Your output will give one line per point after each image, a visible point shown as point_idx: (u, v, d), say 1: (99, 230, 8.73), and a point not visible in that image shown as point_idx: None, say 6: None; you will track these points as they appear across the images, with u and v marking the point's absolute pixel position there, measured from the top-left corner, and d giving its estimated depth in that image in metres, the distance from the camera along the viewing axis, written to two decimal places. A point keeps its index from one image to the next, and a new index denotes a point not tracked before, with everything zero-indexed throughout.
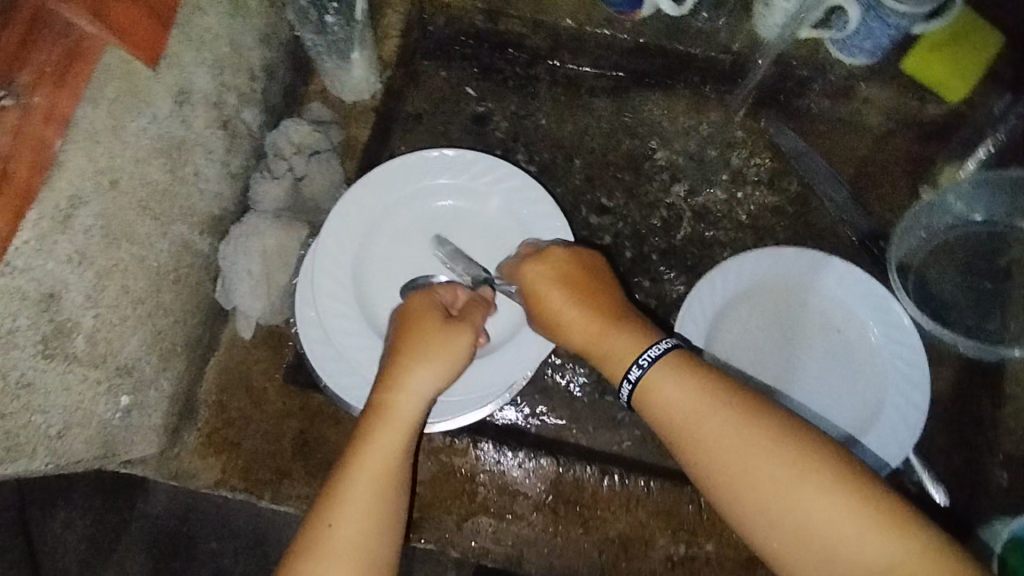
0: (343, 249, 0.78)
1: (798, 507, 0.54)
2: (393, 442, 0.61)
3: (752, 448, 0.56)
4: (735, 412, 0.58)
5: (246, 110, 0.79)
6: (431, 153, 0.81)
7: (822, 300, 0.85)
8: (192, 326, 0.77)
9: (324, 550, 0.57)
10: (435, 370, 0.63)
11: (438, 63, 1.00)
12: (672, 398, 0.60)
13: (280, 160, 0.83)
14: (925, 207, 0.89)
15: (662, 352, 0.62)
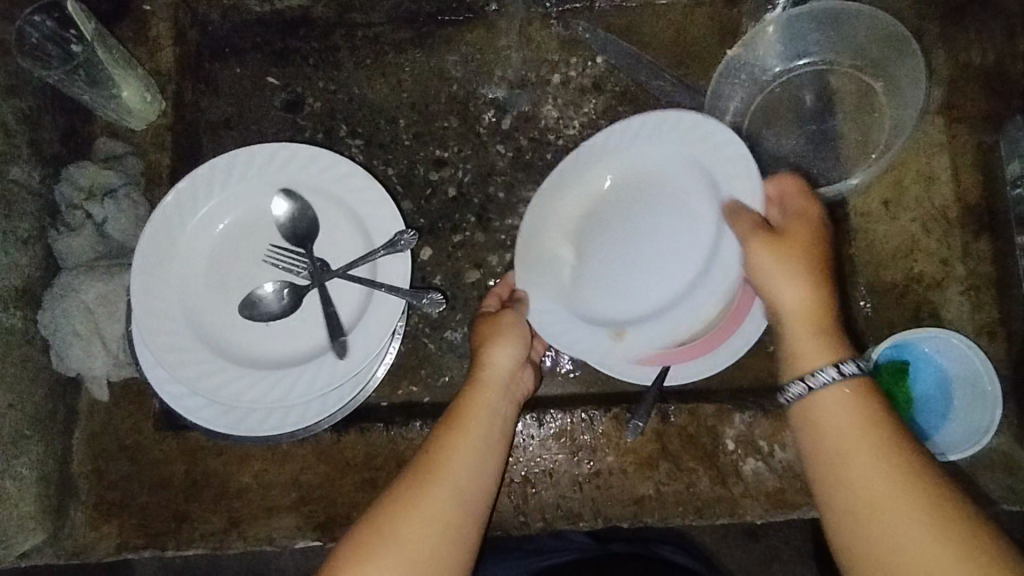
0: (165, 279, 0.74)
1: (887, 524, 0.52)
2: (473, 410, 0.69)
3: (899, 486, 0.52)
4: (890, 463, 0.53)
5: (16, 169, 0.74)
6: (222, 157, 0.76)
7: (661, 171, 0.74)
8: (37, 402, 0.75)
9: (424, 500, 0.62)
10: (508, 341, 0.72)
11: (229, 62, 0.94)
12: (858, 424, 0.56)
13: (75, 210, 0.78)
14: (735, 65, 0.85)
15: (837, 378, 0.58)
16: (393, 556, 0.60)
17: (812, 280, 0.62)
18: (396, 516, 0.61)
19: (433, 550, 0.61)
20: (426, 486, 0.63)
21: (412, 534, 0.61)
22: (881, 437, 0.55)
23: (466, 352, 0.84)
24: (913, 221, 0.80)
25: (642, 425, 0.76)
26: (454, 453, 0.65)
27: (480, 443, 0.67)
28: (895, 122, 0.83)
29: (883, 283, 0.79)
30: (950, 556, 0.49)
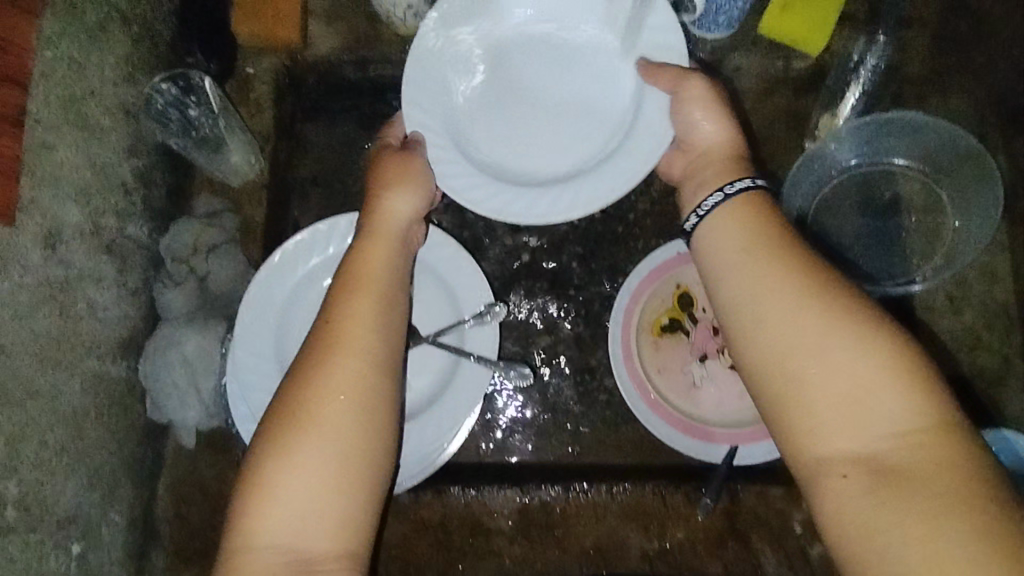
0: (262, 337, 0.78)
1: (791, 328, 0.53)
2: (366, 295, 0.62)
3: (791, 290, 0.54)
4: (789, 272, 0.55)
5: (129, 226, 0.77)
6: (320, 224, 0.80)
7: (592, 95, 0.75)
8: (132, 450, 0.77)
9: (328, 370, 0.58)
10: (406, 187, 0.70)
11: (316, 122, 0.97)
12: (741, 241, 0.58)
13: (180, 264, 0.82)
14: (807, 160, 0.89)
15: (747, 188, 0.61)
16: (314, 427, 0.56)
17: (728, 131, 0.68)
18: (311, 380, 0.58)
19: (342, 417, 0.57)
20: (323, 349, 0.59)
21: (334, 404, 0.57)
22: (766, 242, 0.57)
23: (538, 418, 0.87)
24: (977, 316, 0.84)
25: (714, 504, 0.79)
26: (339, 346, 0.59)
27: (380, 290, 0.63)
28: (962, 224, 0.85)
29: (946, 375, 0.83)
30: (836, 336, 0.51)
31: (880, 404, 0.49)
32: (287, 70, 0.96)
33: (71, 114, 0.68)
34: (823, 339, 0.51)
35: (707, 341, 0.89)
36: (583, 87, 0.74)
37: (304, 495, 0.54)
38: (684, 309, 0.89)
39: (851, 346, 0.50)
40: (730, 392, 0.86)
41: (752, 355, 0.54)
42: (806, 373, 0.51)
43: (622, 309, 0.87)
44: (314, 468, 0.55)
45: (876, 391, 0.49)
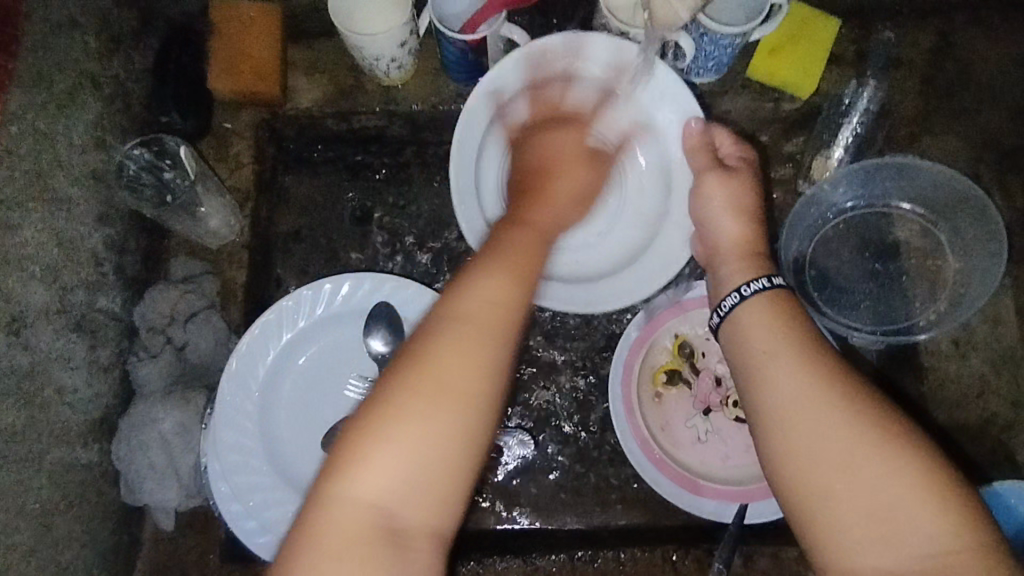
0: (245, 412, 0.74)
1: (815, 441, 0.50)
2: (489, 275, 0.54)
3: (817, 402, 0.51)
4: (815, 379, 0.52)
5: (103, 297, 0.73)
6: (305, 289, 0.76)
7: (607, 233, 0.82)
8: (107, 537, 0.72)
9: (438, 342, 0.49)
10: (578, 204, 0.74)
11: (299, 175, 0.94)
12: (767, 339, 0.56)
13: (156, 334, 0.78)
14: (804, 203, 0.88)
15: (762, 290, 0.61)
16: (454, 364, 0.48)
17: (751, 228, 0.69)
18: (446, 314, 0.51)
19: (489, 363, 0.49)
20: (474, 284, 0.53)
21: (453, 348, 0.49)
22: (793, 340, 0.55)
23: (537, 481, 0.83)
24: (984, 359, 0.82)
25: (726, 570, 0.76)
26: (435, 331, 0.50)
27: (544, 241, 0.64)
28: (962, 266, 0.84)
29: (956, 423, 0.81)
30: (853, 437, 0.49)
31: (909, 525, 0.46)
32: (266, 124, 0.92)
33: (36, 185, 0.65)
34: (850, 454, 0.49)
35: (709, 392, 0.86)
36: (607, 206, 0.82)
37: (398, 475, 0.46)
38: (686, 359, 0.87)
39: (865, 447, 0.49)
40: (735, 446, 0.84)
41: (779, 468, 0.52)
42: (825, 475, 0.49)
43: (623, 364, 0.84)
44: (449, 405, 0.47)
45: (904, 507, 0.47)
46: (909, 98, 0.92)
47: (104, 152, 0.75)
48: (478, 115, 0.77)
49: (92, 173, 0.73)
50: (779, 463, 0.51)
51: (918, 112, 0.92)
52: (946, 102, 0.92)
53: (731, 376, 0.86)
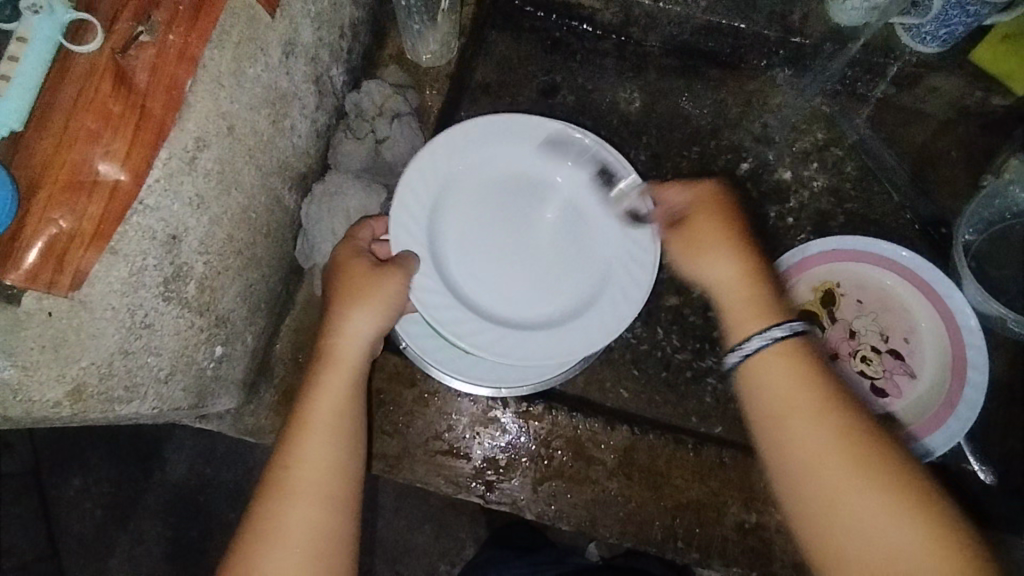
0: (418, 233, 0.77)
1: (839, 503, 0.56)
2: (310, 469, 0.62)
3: (820, 455, 0.57)
4: (835, 444, 0.57)
5: (335, 69, 0.79)
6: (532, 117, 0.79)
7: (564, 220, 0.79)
8: (277, 283, 0.78)
9: (277, 513, 0.60)
10: (369, 305, 0.68)
11: (506, 35, 1.01)
12: (789, 390, 0.60)
13: (362, 121, 0.83)
14: (989, 193, 0.91)
15: (781, 337, 0.62)
16: (291, 511, 0.60)
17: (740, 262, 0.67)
18: (277, 505, 0.61)
19: (312, 538, 0.60)
20: (301, 447, 0.63)
21: (301, 512, 0.61)
22: (803, 393, 0.60)
23: (648, 367, 0.89)
24: None
25: None
26: (281, 496, 0.61)
27: (353, 370, 0.68)
28: None
29: None
30: (884, 498, 0.55)
31: (907, 560, 0.53)
32: None
33: None
34: (874, 501, 0.55)
35: (840, 341, 0.88)
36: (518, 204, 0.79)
37: None
38: (823, 305, 0.89)
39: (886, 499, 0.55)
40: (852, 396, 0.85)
41: (808, 532, 0.57)
42: (856, 518, 0.55)
43: None
44: (298, 555, 0.59)
45: (924, 558, 0.53)
46: None
47: None
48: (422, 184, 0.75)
49: None
50: (809, 530, 0.57)
51: None
52: None
53: (867, 333, 0.88)
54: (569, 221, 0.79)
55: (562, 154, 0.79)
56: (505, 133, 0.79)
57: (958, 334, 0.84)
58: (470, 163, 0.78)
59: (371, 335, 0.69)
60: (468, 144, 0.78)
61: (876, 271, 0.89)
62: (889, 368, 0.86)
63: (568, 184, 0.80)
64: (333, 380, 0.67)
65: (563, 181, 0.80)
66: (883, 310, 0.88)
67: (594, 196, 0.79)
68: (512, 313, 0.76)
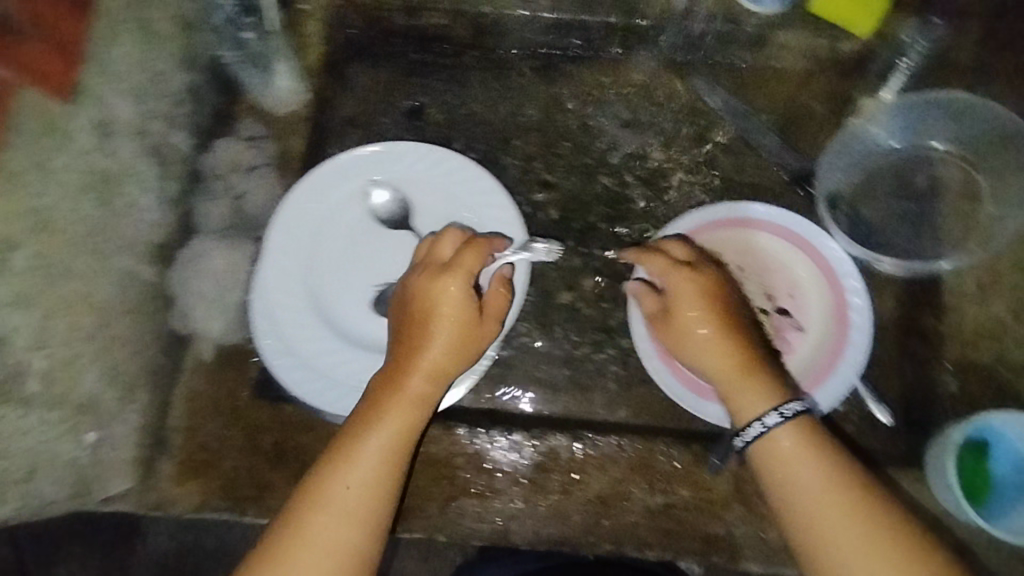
0: (291, 275, 0.77)
1: (838, 536, 0.65)
2: (360, 488, 0.65)
3: (829, 498, 0.67)
4: (825, 483, 0.67)
5: (177, 135, 0.79)
6: (375, 145, 0.81)
7: (428, 229, 0.80)
8: (154, 355, 0.79)
9: (304, 524, 0.64)
10: (448, 340, 0.70)
11: (365, 66, 0.99)
12: (780, 449, 0.70)
13: (218, 181, 0.84)
14: (845, 137, 0.93)
15: (793, 414, 0.71)
16: (326, 520, 0.64)
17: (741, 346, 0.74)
18: (315, 510, 0.64)
19: (344, 548, 0.64)
20: (347, 465, 0.66)
21: (339, 524, 0.64)
22: (822, 451, 0.69)
23: (548, 369, 0.88)
24: (1006, 306, 0.82)
25: (722, 465, 0.79)
26: (317, 505, 0.64)
27: (413, 406, 0.69)
28: (993, 221, 0.84)
29: (965, 362, 0.82)
30: (913, 547, 0.64)
31: None
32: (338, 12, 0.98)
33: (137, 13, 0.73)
34: (860, 542, 0.65)
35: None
36: (378, 225, 0.80)
37: None
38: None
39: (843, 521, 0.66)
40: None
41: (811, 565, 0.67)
42: (844, 553, 0.65)
43: None
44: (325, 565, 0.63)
45: None
46: (971, 45, 0.89)
47: None
48: (283, 233, 0.78)
49: (182, 16, 0.79)
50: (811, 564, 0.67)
51: (977, 63, 0.89)
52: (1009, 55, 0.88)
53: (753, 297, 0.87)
54: (433, 228, 0.80)
55: (409, 167, 0.81)
56: (351, 164, 0.80)
57: (835, 280, 0.86)
58: (324, 200, 0.79)
59: (449, 360, 0.70)
60: (320, 185, 0.80)
61: (752, 234, 0.89)
62: (779, 326, 0.86)
63: (419, 193, 0.81)
64: (397, 403, 0.68)
65: (417, 192, 0.81)
66: (766, 271, 0.88)
67: (452, 202, 0.81)
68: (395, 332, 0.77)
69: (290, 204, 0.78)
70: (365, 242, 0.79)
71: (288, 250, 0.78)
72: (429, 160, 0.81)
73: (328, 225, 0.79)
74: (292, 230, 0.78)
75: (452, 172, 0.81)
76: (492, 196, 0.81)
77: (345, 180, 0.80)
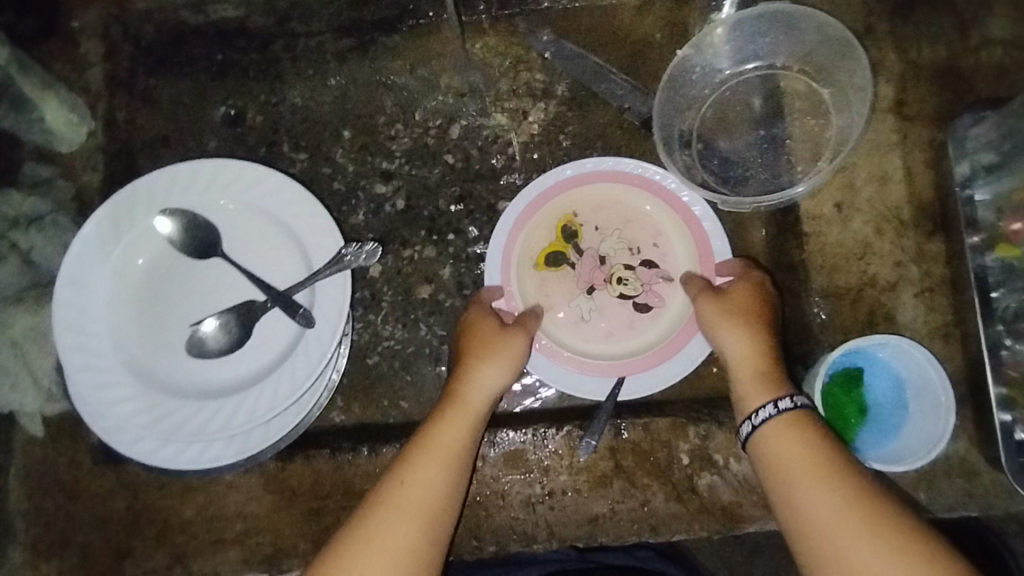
0: (96, 332, 0.70)
1: (833, 538, 0.57)
2: (403, 505, 0.65)
3: (826, 498, 0.59)
4: (837, 489, 0.59)
5: None
6: (160, 170, 0.72)
7: (241, 251, 0.73)
8: None
9: (368, 539, 0.63)
10: (496, 364, 0.73)
11: (166, 79, 0.89)
12: (809, 449, 0.62)
13: (2, 240, 0.76)
14: (683, 65, 0.82)
15: (792, 406, 0.66)
16: (382, 535, 0.63)
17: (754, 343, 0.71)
18: (370, 524, 0.63)
19: (411, 553, 0.63)
20: (405, 477, 0.66)
21: (390, 537, 0.63)
22: (822, 452, 0.62)
23: (419, 369, 0.83)
24: (865, 222, 0.79)
25: (596, 443, 0.75)
26: (367, 522, 0.64)
27: (476, 417, 0.71)
28: (841, 134, 0.80)
29: (833, 288, 0.78)
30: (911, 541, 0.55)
31: None
32: (120, 25, 0.89)
33: None
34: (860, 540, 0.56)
35: (590, 272, 0.80)
36: (184, 257, 0.72)
37: None
38: (565, 239, 0.81)
39: (842, 525, 0.57)
40: (619, 324, 0.79)
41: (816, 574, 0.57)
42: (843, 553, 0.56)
43: (498, 249, 0.79)
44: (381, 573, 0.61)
45: None
46: None
47: None
48: (77, 288, 0.70)
49: None
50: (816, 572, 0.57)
51: None
52: None
53: (615, 254, 0.80)
54: (246, 249, 0.73)
55: (206, 187, 0.73)
56: (139, 195, 0.72)
57: (697, 222, 0.79)
58: (117, 242, 0.71)
59: (502, 375, 0.73)
60: (107, 226, 0.71)
61: (604, 187, 0.81)
62: (649, 279, 0.80)
63: (223, 213, 0.73)
64: (465, 419, 0.70)
65: (220, 213, 0.73)
66: (626, 224, 0.81)
67: (261, 217, 0.74)
68: (224, 369, 0.71)
69: (76, 255, 0.70)
70: (173, 278, 0.72)
71: (87, 305, 0.70)
72: (225, 175, 0.73)
73: (131, 268, 0.72)
74: (87, 280, 0.70)
75: (254, 183, 0.74)
76: (302, 201, 0.73)
77: (138, 213, 0.72)
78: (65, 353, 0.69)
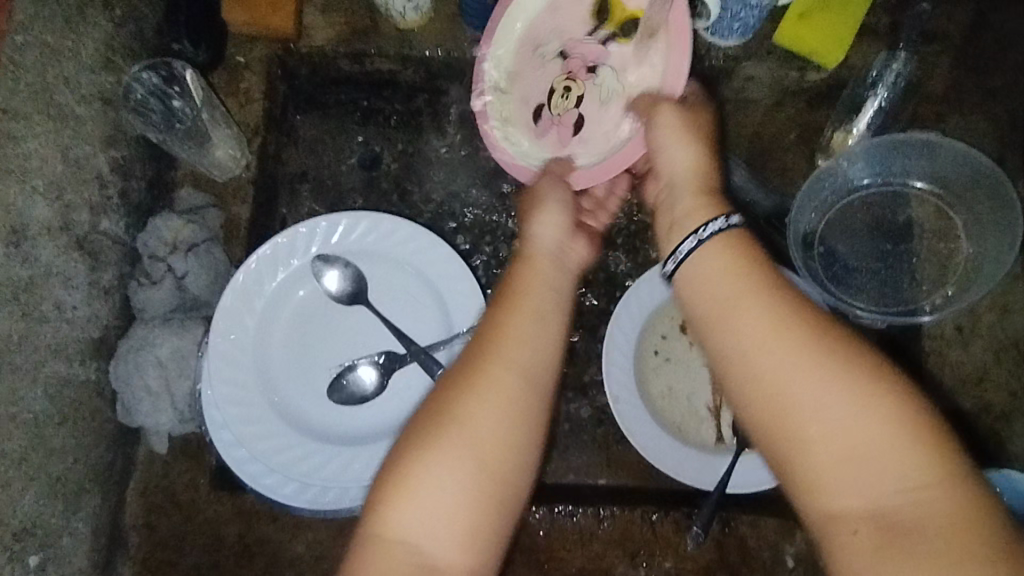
0: (243, 366, 0.73)
1: (802, 408, 0.45)
2: (503, 366, 0.51)
3: (773, 320, 0.48)
4: (801, 337, 0.47)
5: (105, 220, 0.75)
6: (322, 220, 0.75)
7: (387, 304, 0.76)
8: (101, 455, 0.74)
9: (451, 405, 0.50)
10: (552, 210, 0.63)
11: (309, 117, 0.91)
12: (732, 280, 0.50)
13: (154, 263, 0.78)
14: (823, 174, 0.84)
15: (719, 231, 0.53)
16: (474, 399, 0.50)
17: (703, 156, 0.60)
18: (472, 385, 0.50)
19: (512, 428, 0.49)
20: (499, 329, 0.53)
21: (484, 402, 0.49)
22: (760, 283, 0.50)
23: None
24: (985, 349, 0.81)
25: (703, 535, 0.76)
26: (472, 383, 0.50)
27: (551, 273, 0.58)
28: (972, 259, 0.82)
29: (949, 409, 0.79)
30: (871, 381, 0.44)
31: (891, 458, 0.43)
32: (279, 64, 0.91)
33: (53, 105, 0.67)
34: (832, 391, 0.45)
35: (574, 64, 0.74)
36: (334, 305, 0.76)
37: (433, 523, 0.47)
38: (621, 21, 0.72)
39: (810, 361, 0.46)
40: (532, 92, 0.76)
41: (778, 453, 0.46)
42: (814, 425, 0.44)
43: (625, 332, 0.80)
44: (482, 455, 0.48)
45: (914, 456, 0.43)
46: (941, 75, 0.86)
47: (109, 73, 0.75)
48: (231, 322, 0.73)
49: (99, 96, 0.73)
50: (778, 445, 0.46)
51: (943, 92, 0.86)
52: (972, 89, 0.86)
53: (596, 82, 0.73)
54: (391, 304, 0.76)
55: (361, 240, 0.76)
56: (299, 241, 0.75)
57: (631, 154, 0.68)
58: (273, 282, 0.74)
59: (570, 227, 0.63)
60: (267, 266, 0.74)
61: (645, 71, 0.70)
62: (577, 112, 0.74)
63: (375, 267, 0.76)
64: (530, 259, 0.59)
65: (371, 266, 0.76)
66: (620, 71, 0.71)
67: (410, 274, 0.76)
68: (359, 417, 0.74)
69: (236, 291, 0.73)
70: (321, 324, 0.75)
71: (239, 338, 0.73)
72: (380, 231, 0.76)
73: (282, 309, 0.75)
74: (239, 317, 0.73)
75: (407, 242, 0.76)
76: (451, 265, 0.76)
77: (295, 259, 0.75)
78: (213, 386, 0.72)
